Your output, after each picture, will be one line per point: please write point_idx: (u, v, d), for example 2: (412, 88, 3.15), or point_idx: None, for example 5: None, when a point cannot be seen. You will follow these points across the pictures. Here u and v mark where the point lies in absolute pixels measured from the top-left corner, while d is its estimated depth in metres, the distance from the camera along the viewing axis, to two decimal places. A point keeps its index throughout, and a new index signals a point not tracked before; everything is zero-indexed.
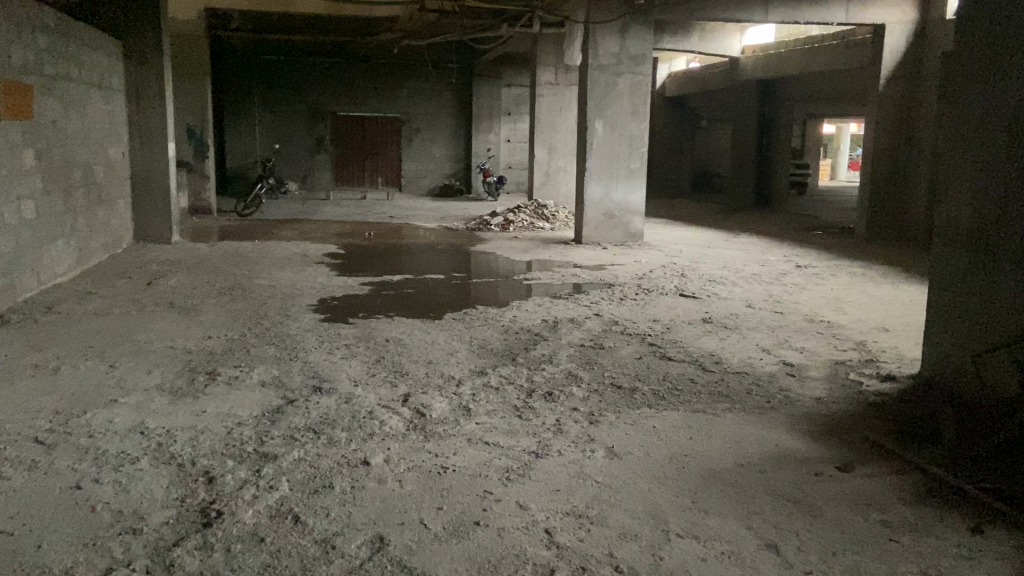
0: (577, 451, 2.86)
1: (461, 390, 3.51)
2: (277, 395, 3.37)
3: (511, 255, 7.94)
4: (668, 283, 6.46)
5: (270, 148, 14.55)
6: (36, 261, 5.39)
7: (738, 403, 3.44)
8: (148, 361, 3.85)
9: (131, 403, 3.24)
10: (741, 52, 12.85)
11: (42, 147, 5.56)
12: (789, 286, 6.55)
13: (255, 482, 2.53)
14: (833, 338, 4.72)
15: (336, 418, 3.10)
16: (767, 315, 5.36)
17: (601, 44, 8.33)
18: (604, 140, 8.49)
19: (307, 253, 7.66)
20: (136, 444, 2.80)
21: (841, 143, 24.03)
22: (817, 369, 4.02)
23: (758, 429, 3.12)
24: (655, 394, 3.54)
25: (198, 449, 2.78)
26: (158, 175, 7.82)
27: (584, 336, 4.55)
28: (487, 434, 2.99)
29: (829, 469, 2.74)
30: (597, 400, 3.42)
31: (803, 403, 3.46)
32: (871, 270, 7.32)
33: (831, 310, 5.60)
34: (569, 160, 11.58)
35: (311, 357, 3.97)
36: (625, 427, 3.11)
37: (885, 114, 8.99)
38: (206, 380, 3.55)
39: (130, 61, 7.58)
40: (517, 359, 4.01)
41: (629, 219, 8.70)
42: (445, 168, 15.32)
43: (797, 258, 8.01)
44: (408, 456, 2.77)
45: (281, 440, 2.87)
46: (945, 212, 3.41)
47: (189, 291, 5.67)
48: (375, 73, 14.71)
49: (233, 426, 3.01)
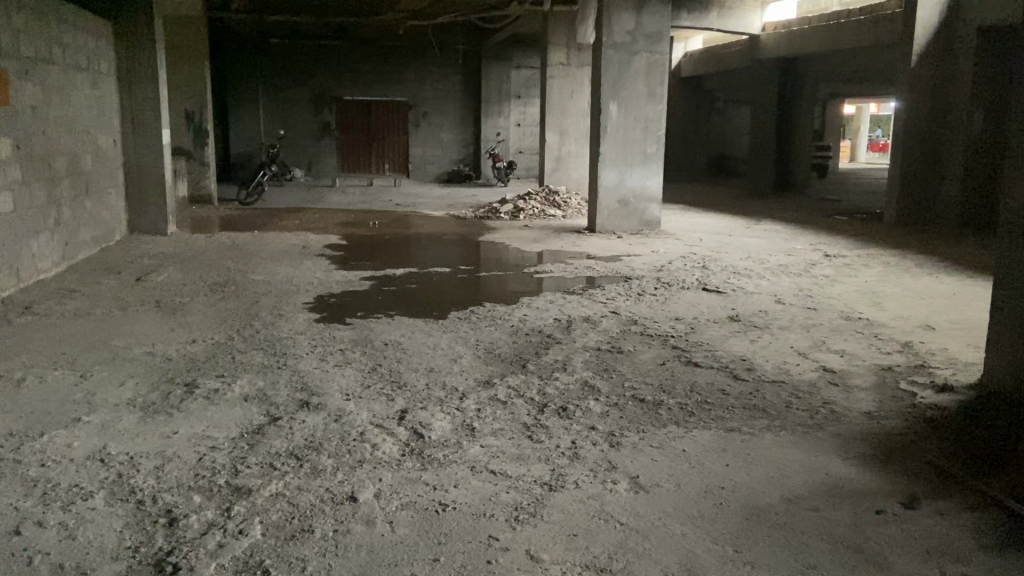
0: (596, 482, 2.48)
1: (465, 404, 3.13)
2: (260, 413, 3.01)
3: (521, 246, 7.55)
4: (690, 276, 6.05)
5: (274, 135, 14.17)
6: (14, 257, 5.05)
7: (778, 421, 3.05)
8: (123, 371, 3.51)
9: (96, 423, 2.88)
10: (762, 30, 12.28)
11: (20, 135, 5.21)
12: (819, 278, 6.13)
13: (223, 525, 2.17)
14: (876, 339, 4.32)
15: (323, 440, 2.74)
16: (799, 312, 4.95)
17: (616, 21, 7.85)
18: (618, 124, 8.05)
19: (308, 245, 7.30)
20: (93, 475, 2.46)
21: (863, 124, 23.33)
22: (862, 377, 3.63)
23: (803, 454, 2.75)
24: (683, 409, 3.15)
25: (161, 482, 2.42)
26: (151, 162, 7.46)
27: (600, 338, 4.17)
28: (493, 462, 2.62)
29: (892, 505, 2.39)
30: (616, 417, 3.04)
31: (852, 420, 3.09)
32: (906, 260, 6.87)
33: (868, 305, 5.19)
34: (582, 144, 11.15)
35: (300, 365, 3.60)
36: (650, 452, 2.72)
37: (917, 93, 8.47)
38: (183, 395, 3.20)
39: (121, 44, 7.21)
40: (527, 367, 3.63)
41: (645, 208, 8.27)
42: (454, 153, 14.91)
43: (825, 247, 7.55)
44: (401, 490, 2.41)
45: (258, 470, 2.51)
46: (1011, 206, 2.96)
47: (177, 287, 5.33)
48: (381, 56, 14.28)
49: (205, 451, 2.65)
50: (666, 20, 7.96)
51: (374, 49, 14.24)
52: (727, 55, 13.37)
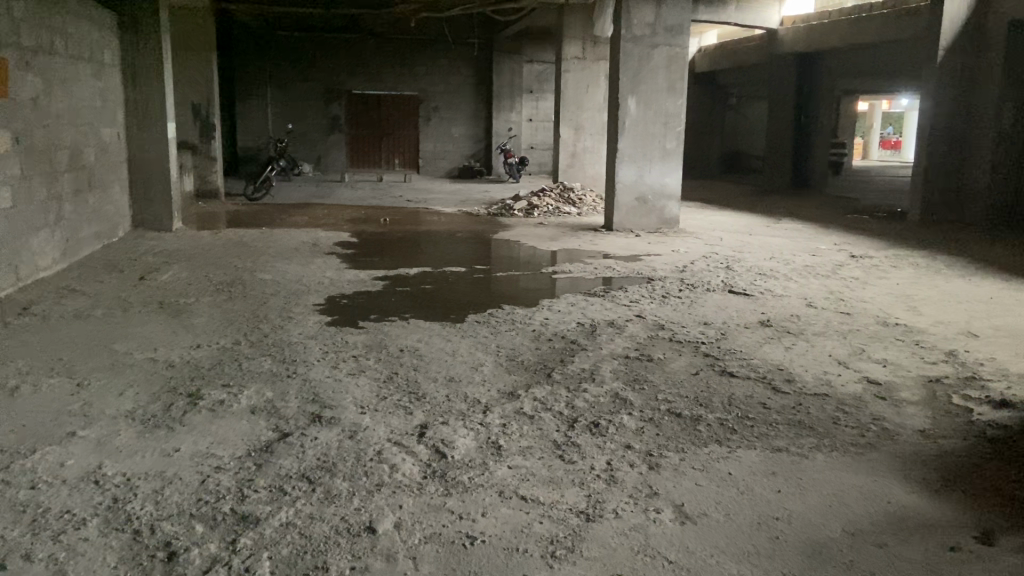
0: (637, 511, 2.25)
1: (489, 419, 2.91)
2: (269, 428, 2.79)
3: (537, 244, 7.31)
4: (714, 277, 5.80)
5: (282, 129, 13.96)
6: (12, 255, 4.85)
7: (828, 440, 2.81)
8: (124, 379, 3.29)
9: (92, 438, 2.67)
10: (780, 24, 11.93)
11: (20, 128, 5.01)
12: (849, 280, 5.87)
13: (227, 561, 1.96)
14: (918, 347, 4.07)
15: (338, 460, 2.53)
16: (833, 317, 4.69)
17: (636, 13, 7.60)
18: (637, 119, 7.80)
19: (317, 242, 7.09)
20: (86, 500, 2.24)
21: (875, 122, 23.00)
22: (910, 390, 3.39)
23: (860, 479, 2.51)
24: (724, 425, 2.91)
25: (161, 508, 2.21)
26: (157, 157, 7.26)
27: (627, 345, 3.93)
28: (523, 486, 2.39)
29: (966, 541, 2.15)
30: (652, 435, 2.81)
31: (908, 439, 2.85)
32: (937, 261, 6.61)
33: (904, 310, 4.94)
34: (596, 139, 10.88)
35: (312, 374, 3.38)
36: (693, 475, 2.50)
37: (944, 88, 8.21)
38: (186, 407, 2.98)
39: (126, 36, 7.00)
40: (552, 377, 3.40)
41: (664, 206, 8.03)
42: (465, 147, 14.66)
43: (851, 247, 7.29)
44: (423, 519, 2.19)
45: (266, 495, 2.29)
46: None
47: (183, 287, 5.11)
48: (391, 49, 14.04)
49: (209, 472, 2.43)
50: (687, 12, 7.71)
51: (384, 42, 14.00)
52: (743, 49, 13.05)
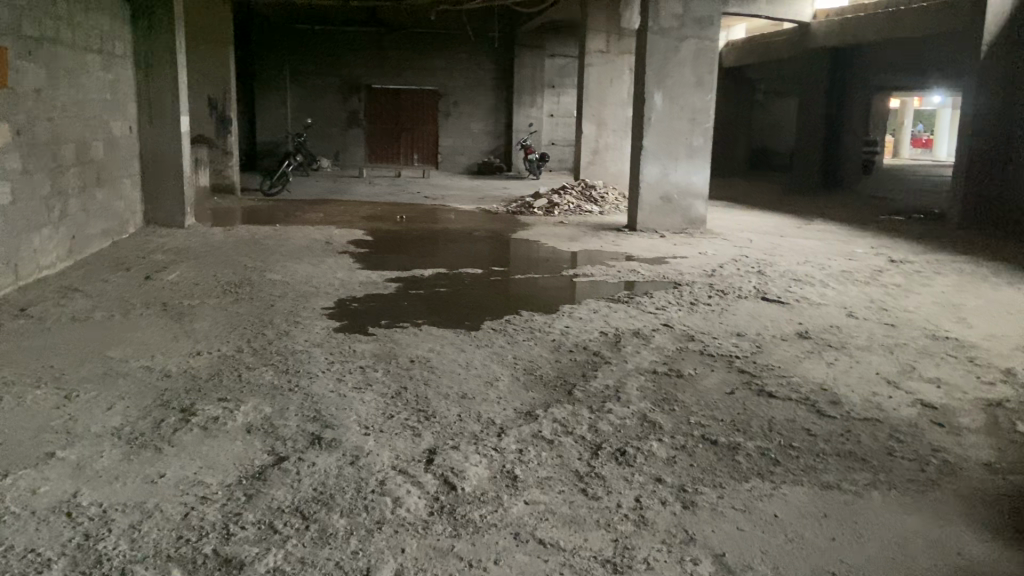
0: (672, 562, 1.98)
1: (504, 443, 2.65)
2: (263, 451, 2.55)
3: (557, 244, 7.03)
4: (746, 282, 5.48)
5: (300, 123, 13.78)
6: (12, 252, 4.67)
7: (883, 476, 2.51)
8: (115, 391, 3.07)
9: (72, 461, 2.45)
10: (812, 18, 11.49)
11: (22, 121, 4.81)
12: (889, 287, 5.52)
13: None
14: (971, 365, 3.73)
15: (335, 492, 2.27)
16: (876, 329, 4.36)
17: (663, 5, 7.28)
18: (663, 116, 7.47)
19: (330, 240, 6.87)
20: (54, 536, 2.01)
21: (906, 119, 22.38)
22: (970, 415, 3.07)
23: (924, 525, 2.21)
24: (765, 456, 2.62)
25: (136, 548, 1.97)
26: (169, 151, 7.06)
27: (655, 358, 3.65)
28: (541, 527, 2.13)
29: None
30: (685, 466, 2.52)
31: (975, 475, 2.54)
32: (982, 267, 6.22)
33: (952, 321, 4.59)
34: (619, 135, 10.56)
35: (314, 388, 3.13)
36: (734, 517, 2.21)
37: (989, 85, 7.79)
38: (177, 424, 2.75)
39: (138, 26, 6.81)
40: (573, 395, 3.13)
41: (690, 205, 7.71)
42: (485, 142, 14.39)
43: (888, 251, 6.92)
44: (427, 567, 1.93)
45: (254, 534, 2.04)
46: None
47: (189, 287, 4.91)
48: (411, 43, 13.81)
49: (193, 505, 2.19)
50: (717, 4, 7.37)
51: (403, 36, 13.76)
52: (772, 44, 12.62)
